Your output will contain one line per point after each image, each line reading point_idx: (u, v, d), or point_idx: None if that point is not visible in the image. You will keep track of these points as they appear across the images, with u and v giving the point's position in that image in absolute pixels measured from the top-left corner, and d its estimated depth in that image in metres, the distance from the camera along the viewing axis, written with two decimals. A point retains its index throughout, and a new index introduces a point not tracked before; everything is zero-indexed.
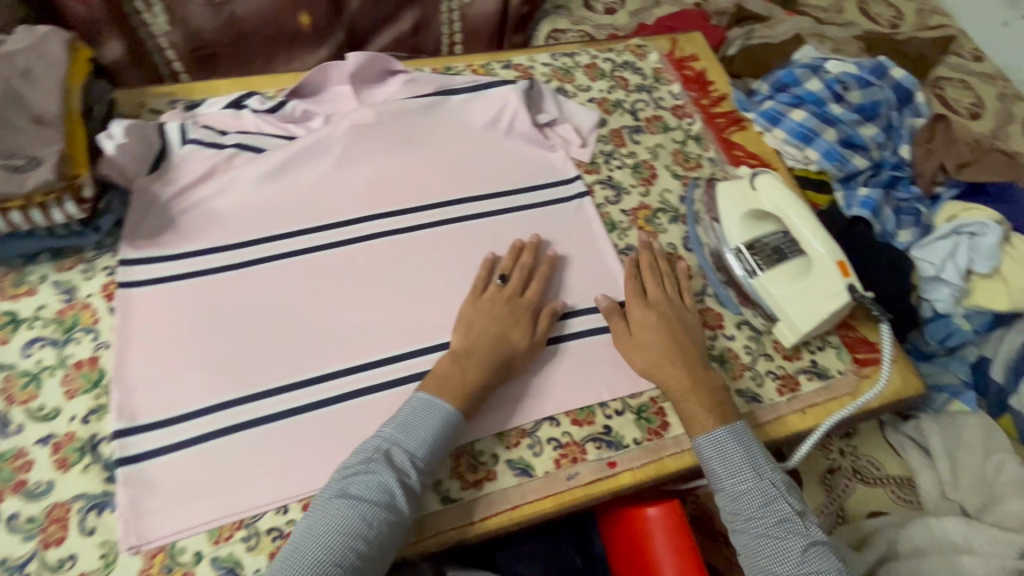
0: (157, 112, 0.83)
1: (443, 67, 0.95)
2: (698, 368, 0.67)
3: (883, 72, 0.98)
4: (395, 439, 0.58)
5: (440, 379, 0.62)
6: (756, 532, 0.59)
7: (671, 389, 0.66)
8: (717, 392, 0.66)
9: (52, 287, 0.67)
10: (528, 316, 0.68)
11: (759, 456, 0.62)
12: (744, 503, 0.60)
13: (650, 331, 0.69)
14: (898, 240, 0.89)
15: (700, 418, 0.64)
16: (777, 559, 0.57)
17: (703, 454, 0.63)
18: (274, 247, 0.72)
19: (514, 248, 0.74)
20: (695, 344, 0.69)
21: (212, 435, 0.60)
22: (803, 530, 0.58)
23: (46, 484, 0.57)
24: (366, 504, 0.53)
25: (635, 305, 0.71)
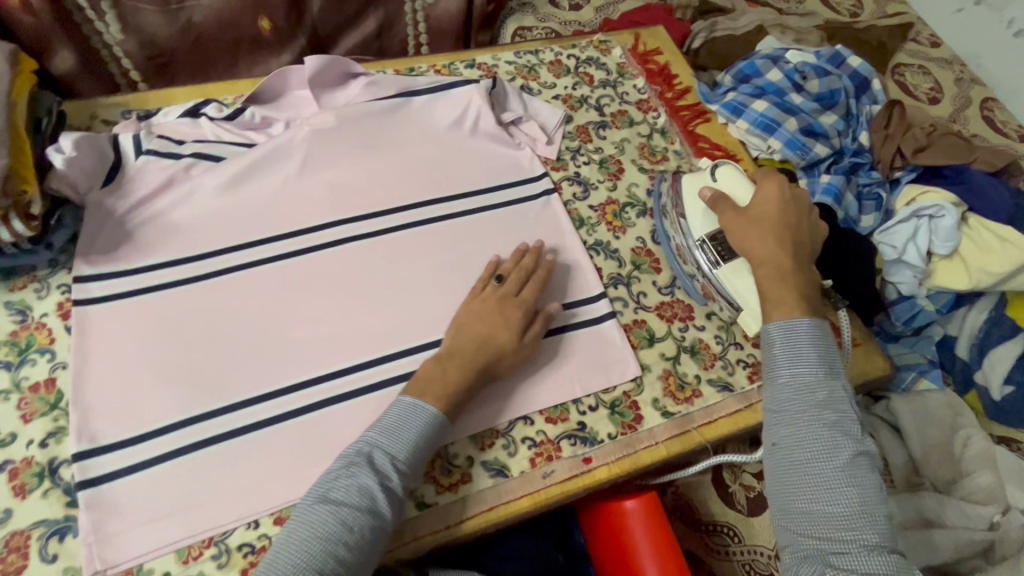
0: (110, 123, 0.81)
1: (406, 68, 0.94)
2: (801, 260, 0.67)
3: (840, 61, 1.00)
4: (376, 442, 0.56)
5: (423, 380, 0.61)
6: (805, 424, 0.58)
7: (767, 268, 0.66)
8: (811, 290, 0.66)
9: (5, 309, 0.65)
10: (520, 317, 0.66)
11: (834, 360, 0.61)
12: (804, 393, 0.59)
13: (772, 210, 0.69)
14: (861, 225, 0.91)
15: (786, 305, 0.64)
16: (824, 454, 0.56)
17: (769, 338, 0.63)
18: (236, 258, 0.71)
19: (518, 251, 0.73)
20: (807, 238, 0.69)
21: (178, 453, 0.58)
22: (854, 439, 0.57)
23: (3, 512, 0.55)
24: (346, 508, 0.52)
25: (769, 182, 0.71)
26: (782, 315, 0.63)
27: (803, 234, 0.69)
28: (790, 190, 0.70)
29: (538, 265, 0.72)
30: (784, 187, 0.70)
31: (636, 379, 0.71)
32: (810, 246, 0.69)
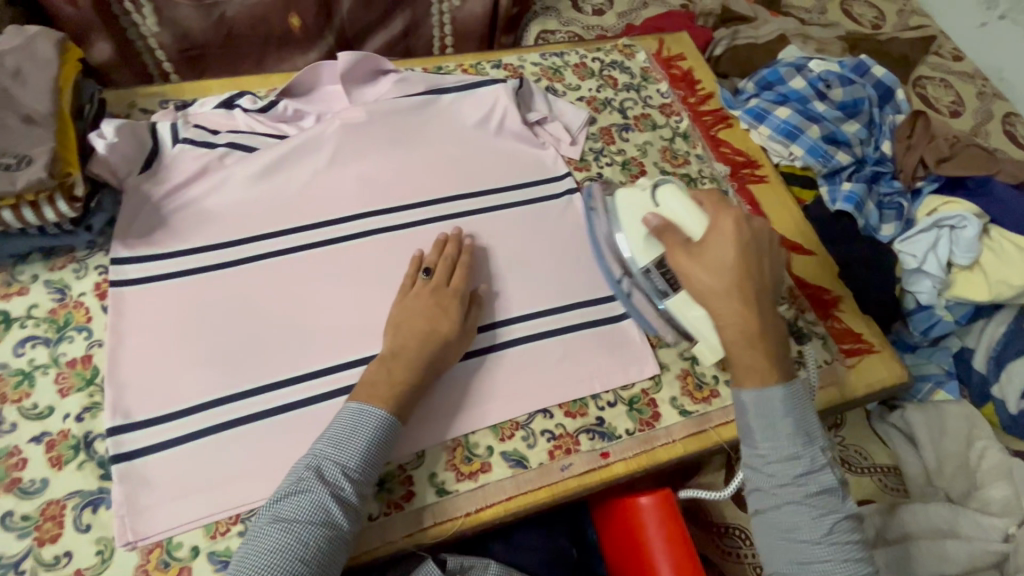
0: (148, 112, 0.83)
1: (434, 67, 0.96)
2: (769, 311, 0.58)
3: (864, 71, 1.01)
4: (325, 454, 0.55)
5: (369, 385, 0.59)
6: (788, 498, 0.54)
7: (732, 328, 0.57)
8: (782, 345, 0.58)
9: (44, 287, 0.67)
10: (459, 303, 0.66)
11: (811, 419, 0.56)
12: (783, 465, 0.55)
13: (731, 252, 0.58)
14: (881, 234, 0.92)
15: (757, 370, 0.56)
16: (807, 526, 0.53)
17: (744, 409, 0.57)
18: (266, 246, 0.72)
19: (438, 242, 0.71)
20: (772, 279, 0.59)
21: (207, 431, 0.60)
22: (837, 504, 0.54)
23: (40, 482, 0.57)
24: (298, 526, 0.51)
25: (725, 217, 0.60)
26: (755, 382, 0.56)
27: (765, 277, 0.59)
28: (748, 225, 0.59)
29: (461, 252, 0.72)
30: (742, 221, 0.60)
31: (654, 377, 0.72)
32: (775, 289, 0.60)
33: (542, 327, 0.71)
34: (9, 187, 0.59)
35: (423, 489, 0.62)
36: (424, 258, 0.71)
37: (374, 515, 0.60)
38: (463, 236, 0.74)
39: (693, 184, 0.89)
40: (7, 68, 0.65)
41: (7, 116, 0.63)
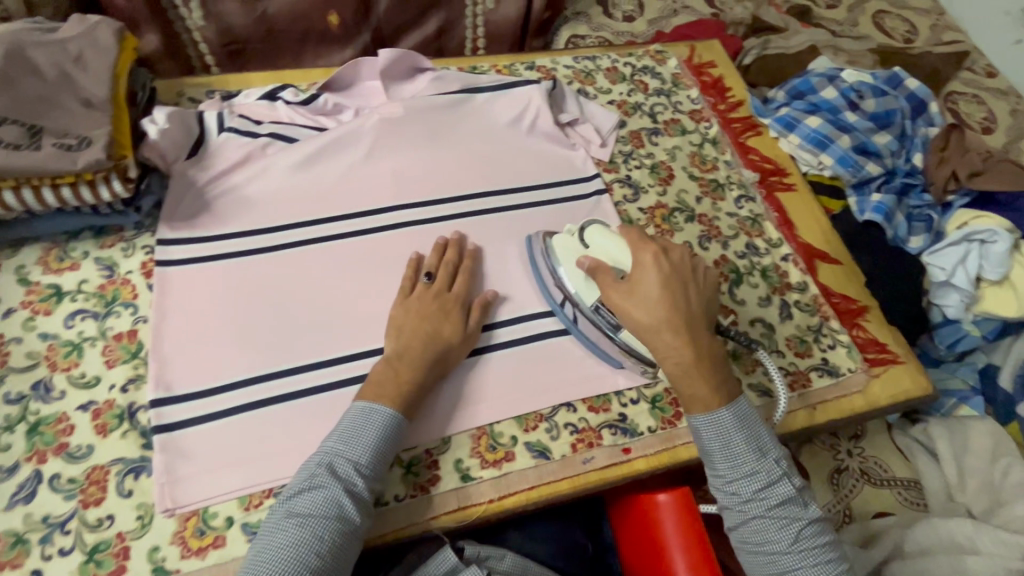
0: (195, 101, 0.87)
1: (469, 67, 0.98)
2: (704, 339, 0.58)
3: (898, 82, 1.01)
4: (336, 451, 0.55)
5: (376, 384, 0.60)
6: (754, 513, 0.56)
7: (670, 361, 0.58)
8: (722, 368, 0.59)
9: (94, 263, 0.70)
10: (459, 309, 0.68)
11: (763, 434, 0.58)
12: (742, 484, 0.56)
13: (656, 286, 0.59)
14: (910, 245, 0.91)
15: (701, 398, 0.58)
16: (776, 537, 0.55)
17: (699, 434, 0.58)
18: (303, 233, 0.75)
19: (438, 246, 0.73)
20: (703, 306, 0.60)
21: (242, 409, 0.62)
22: (800, 510, 0.56)
23: (86, 448, 0.60)
24: (314, 521, 0.51)
25: (645, 251, 0.62)
26: (701, 407, 0.58)
27: (696, 309, 0.60)
28: (668, 261, 0.61)
29: (462, 257, 0.73)
30: (660, 254, 0.61)
31: None
32: (709, 317, 0.60)
33: (530, 330, 0.72)
34: (70, 166, 0.62)
35: (448, 474, 0.63)
36: (423, 262, 0.72)
37: (401, 496, 0.62)
38: (463, 239, 0.76)
39: (720, 190, 0.90)
40: (70, 53, 0.68)
41: (69, 100, 0.66)
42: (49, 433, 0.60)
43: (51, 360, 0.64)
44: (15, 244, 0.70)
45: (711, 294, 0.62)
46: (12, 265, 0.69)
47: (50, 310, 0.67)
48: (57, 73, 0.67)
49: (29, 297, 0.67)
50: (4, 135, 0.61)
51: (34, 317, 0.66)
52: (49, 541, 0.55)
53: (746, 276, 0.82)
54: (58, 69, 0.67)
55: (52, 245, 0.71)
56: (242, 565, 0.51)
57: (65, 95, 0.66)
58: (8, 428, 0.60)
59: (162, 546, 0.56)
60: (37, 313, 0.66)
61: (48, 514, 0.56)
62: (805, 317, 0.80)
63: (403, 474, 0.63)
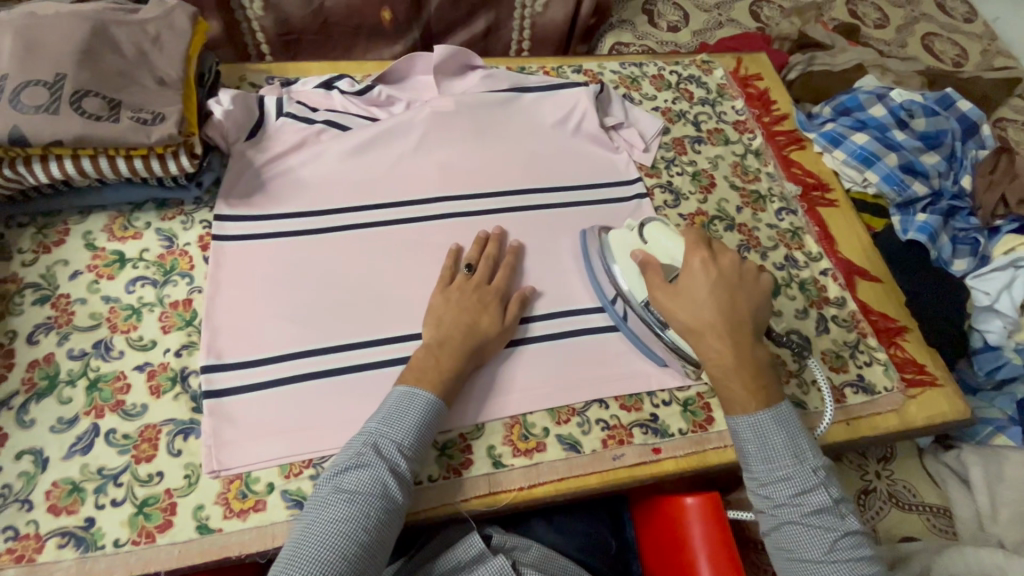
0: (255, 86, 0.90)
1: (518, 67, 1.00)
2: (748, 345, 0.60)
3: (949, 104, 1.00)
4: (381, 432, 0.57)
5: (418, 369, 0.62)
6: (787, 518, 0.56)
7: (711, 362, 0.60)
8: (764, 372, 0.60)
9: (155, 234, 0.74)
10: (498, 302, 0.69)
11: (802, 441, 0.58)
12: (777, 487, 0.57)
13: (703, 291, 0.61)
14: (953, 268, 0.91)
15: (739, 399, 0.59)
16: (809, 545, 0.55)
17: (737, 433, 0.59)
18: (351, 217, 0.77)
19: (478, 240, 0.75)
20: (751, 312, 0.61)
21: (287, 380, 0.65)
22: (836, 520, 0.56)
23: (140, 407, 0.63)
24: (361, 497, 0.53)
25: (694, 256, 0.63)
26: (739, 408, 0.59)
27: (744, 314, 0.61)
28: (717, 267, 0.62)
29: (503, 251, 0.75)
30: (709, 260, 0.62)
31: (711, 382, 0.72)
32: (756, 325, 0.62)
33: (566, 327, 0.73)
34: (145, 140, 0.66)
35: (480, 459, 0.65)
36: (463, 253, 0.74)
37: (434, 477, 0.63)
38: (503, 235, 0.77)
39: (762, 201, 0.90)
40: (148, 34, 0.72)
41: (145, 77, 0.70)
42: (107, 390, 0.63)
43: (112, 322, 0.67)
44: (84, 211, 0.74)
45: (761, 302, 0.63)
46: (80, 230, 0.73)
47: (112, 275, 0.70)
48: (136, 51, 0.70)
49: (95, 262, 0.71)
50: (87, 106, 0.65)
51: (97, 280, 0.70)
52: (103, 491, 0.58)
53: (784, 287, 0.81)
54: (137, 49, 0.71)
55: (118, 214, 0.74)
56: (289, 537, 0.52)
57: (142, 72, 0.70)
58: (71, 382, 0.63)
59: (206, 505, 0.58)
60: (101, 277, 0.70)
61: (103, 466, 0.59)
62: (842, 332, 0.79)
63: (438, 456, 0.64)
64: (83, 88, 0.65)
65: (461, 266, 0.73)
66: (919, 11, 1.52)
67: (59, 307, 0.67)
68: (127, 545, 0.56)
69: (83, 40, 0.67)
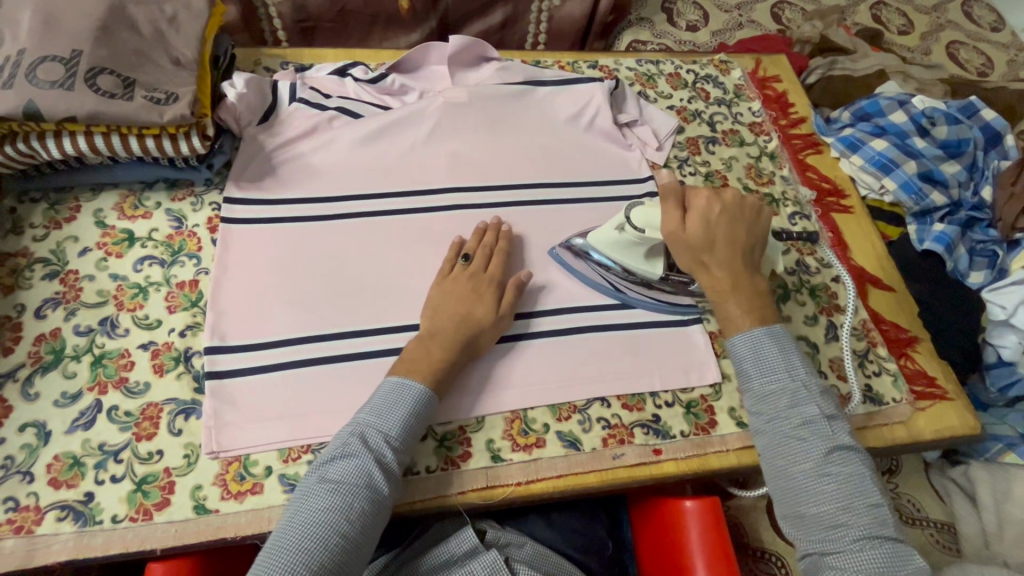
0: (269, 71, 0.90)
1: (533, 61, 0.99)
2: (747, 273, 0.66)
3: (973, 112, 0.98)
4: (368, 422, 0.57)
5: (410, 361, 0.62)
6: (779, 432, 0.59)
7: (712, 289, 0.66)
8: (761, 296, 0.65)
9: (164, 214, 0.74)
10: (495, 290, 0.68)
11: (795, 357, 0.62)
12: (769, 401, 0.61)
13: (710, 224, 0.65)
14: (968, 280, 0.89)
15: (736, 319, 0.64)
16: (799, 458, 0.58)
17: (735, 354, 0.64)
18: (359, 205, 0.77)
19: (477, 230, 0.74)
20: (749, 242, 0.67)
21: (293, 365, 0.65)
22: (826, 434, 0.58)
23: (143, 385, 0.63)
24: (344, 488, 0.53)
25: (699, 195, 0.66)
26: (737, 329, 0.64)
27: (744, 244, 0.66)
28: (720, 203, 0.66)
29: (498, 240, 0.74)
30: (714, 199, 0.66)
31: (715, 385, 0.71)
32: (753, 255, 0.67)
33: (571, 323, 0.72)
34: (157, 119, 0.66)
35: (479, 453, 0.64)
36: (464, 244, 0.73)
37: (432, 468, 0.63)
38: (502, 224, 0.76)
39: (775, 205, 0.89)
40: (164, 14, 0.72)
41: (159, 57, 0.70)
42: (111, 367, 0.63)
43: (119, 300, 0.67)
44: (96, 189, 0.74)
45: (759, 235, 0.68)
46: (91, 208, 0.73)
47: (121, 254, 0.70)
48: (152, 30, 0.70)
49: (104, 240, 0.71)
50: (102, 83, 0.65)
51: (106, 257, 0.70)
52: (103, 467, 0.58)
53: (794, 292, 0.80)
54: (152, 28, 0.71)
55: (129, 193, 0.75)
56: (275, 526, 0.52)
57: (157, 52, 0.70)
58: (76, 357, 0.63)
59: (204, 485, 0.59)
60: (109, 255, 0.70)
61: (104, 442, 0.59)
62: (852, 340, 0.78)
63: (436, 447, 0.64)
64: (98, 65, 0.65)
65: (460, 257, 0.72)
66: (945, 18, 1.49)
67: (67, 283, 0.68)
68: (124, 521, 0.56)
69: (100, 17, 0.67)
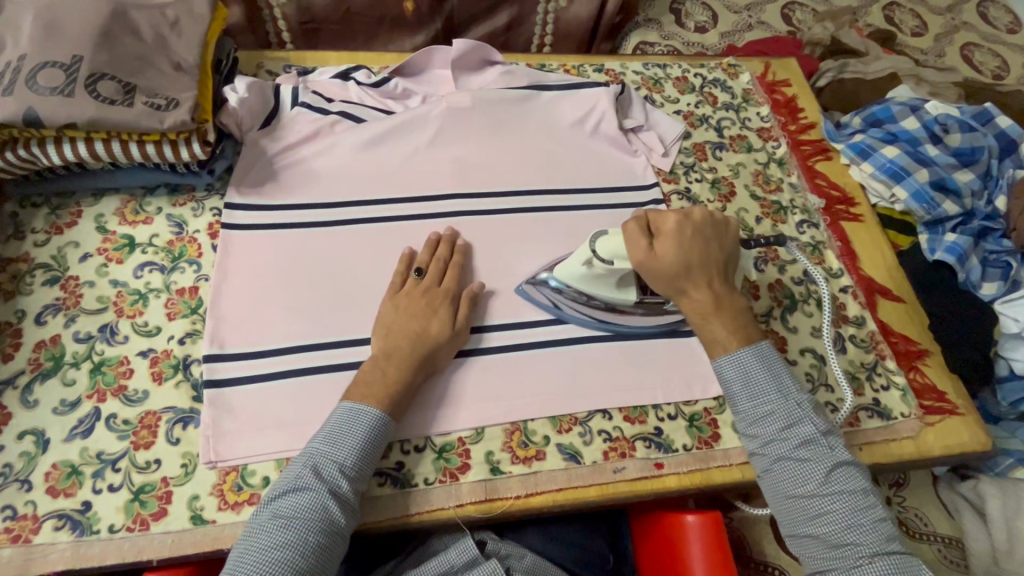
0: (272, 74, 0.90)
1: (538, 64, 0.98)
2: (724, 291, 0.65)
3: (988, 119, 0.96)
4: (321, 453, 0.56)
5: (364, 384, 0.60)
6: (778, 454, 0.59)
7: (693, 312, 0.65)
8: (741, 314, 0.65)
9: (165, 219, 0.74)
10: (448, 304, 0.67)
11: (784, 375, 0.62)
12: (763, 424, 0.61)
13: (682, 247, 0.64)
14: (981, 292, 0.86)
15: (722, 341, 0.64)
16: (801, 477, 0.58)
17: (723, 376, 0.64)
18: (359, 211, 0.76)
19: (430, 241, 0.72)
20: (722, 260, 0.66)
21: (291, 373, 0.64)
22: (825, 452, 0.58)
23: (142, 393, 0.63)
24: (296, 523, 0.52)
25: (668, 219, 0.66)
26: (723, 351, 0.64)
27: (717, 264, 0.66)
28: (690, 225, 0.65)
29: (453, 253, 0.72)
30: (683, 219, 0.66)
31: (719, 397, 0.70)
32: (727, 272, 0.67)
33: (570, 333, 0.71)
34: (158, 126, 0.65)
35: (477, 466, 0.63)
36: (416, 256, 0.72)
37: (430, 480, 0.62)
38: (456, 235, 0.75)
39: (783, 212, 0.87)
40: (166, 18, 0.71)
41: (161, 62, 0.69)
42: (110, 374, 0.63)
43: (118, 307, 0.67)
44: (97, 193, 0.74)
45: (731, 250, 0.68)
46: (93, 212, 0.73)
47: (122, 259, 0.70)
48: (154, 35, 0.70)
49: (105, 245, 0.71)
50: (102, 89, 0.65)
51: (107, 263, 0.70)
52: (101, 476, 0.58)
53: (801, 303, 0.79)
54: (154, 32, 0.70)
55: (130, 198, 0.74)
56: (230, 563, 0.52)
57: (159, 57, 0.69)
58: (75, 365, 0.63)
59: (201, 496, 0.58)
60: (110, 261, 0.70)
61: (103, 451, 0.59)
62: (860, 353, 0.77)
63: (434, 459, 0.63)
64: (99, 71, 0.65)
65: (412, 270, 0.70)
66: (960, 19, 1.46)
67: (68, 289, 0.68)
68: (121, 531, 0.56)
69: (101, 22, 0.67)
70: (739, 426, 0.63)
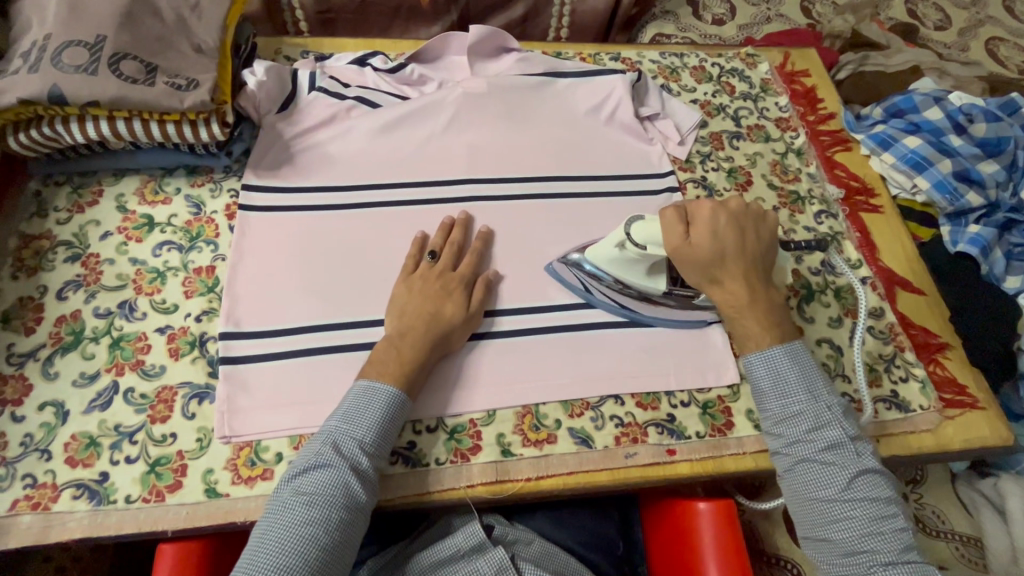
0: (290, 60, 0.91)
1: (554, 52, 0.98)
2: (760, 283, 0.64)
3: (1014, 110, 0.94)
4: (341, 430, 0.56)
5: (378, 363, 0.61)
6: (801, 455, 0.59)
7: (726, 304, 0.64)
8: (775, 309, 0.64)
9: (184, 199, 0.75)
10: (463, 288, 0.67)
11: (817, 379, 0.61)
12: (791, 424, 0.60)
13: (717, 236, 0.63)
14: (1004, 285, 0.85)
15: (754, 336, 0.63)
16: (822, 484, 0.57)
17: (753, 373, 0.63)
18: (375, 195, 0.76)
19: (444, 225, 0.73)
20: (760, 251, 0.65)
21: (305, 353, 0.65)
22: (852, 458, 0.57)
23: (159, 367, 0.63)
24: (320, 499, 0.52)
25: (703, 208, 0.64)
26: (755, 347, 0.63)
27: (754, 254, 0.64)
28: (727, 215, 0.64)
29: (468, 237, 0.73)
30: (719, 208, 0.64)
31: (733, 385, 0.70)
32: (765, 263, 0.65)
33: (582, 319, 0.71)
34: (178, 105, 0.66)
35: (488, 448, 0.63)
36: (429, 240, 0.72)
37: (441, 460, 0.62)
38: (471, 220, 0.75)
39: (801, 202, 0.86)
40: (188, 1, 0.72)
41: (181, 44, 0.70)
42: (129, 349, 0.64)
43: (137, 284, 0.68)
44: (117, 174, 0.75)
45: (770, 242, 0.66)
46: (113, 192, 0.74)
47: (141, 238, 0.71)
48: (175, 17, 0.71)
49: (125, 224, 0.72)
50: (125, 69, 0.66)
51: (126, 242, 0.71)
52: (118, 448, 0.59)
53: (818, 293, 0.78)
54: (176, 15, 0.71)
55: (150, 178, 0.75)
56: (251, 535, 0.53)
57: (180, 39, 0.70)
58: (95, 339, 0.64)
59: (215, 469, 0.59)
60: (129, 239, 0.71)
61: (120, 423, 0.60)
62: (878, 344, 0.75)
63: (446, 439, 0.63)
64: (122, 51, 0.66)
65: (425, 254, 0.71)
66: (985, 14, 1.42)
67: (88, 266, 0.69)
68: (137, 502, 0.57)
69: (125, 3, 0.68)
70: (763, 423, 0.63)
